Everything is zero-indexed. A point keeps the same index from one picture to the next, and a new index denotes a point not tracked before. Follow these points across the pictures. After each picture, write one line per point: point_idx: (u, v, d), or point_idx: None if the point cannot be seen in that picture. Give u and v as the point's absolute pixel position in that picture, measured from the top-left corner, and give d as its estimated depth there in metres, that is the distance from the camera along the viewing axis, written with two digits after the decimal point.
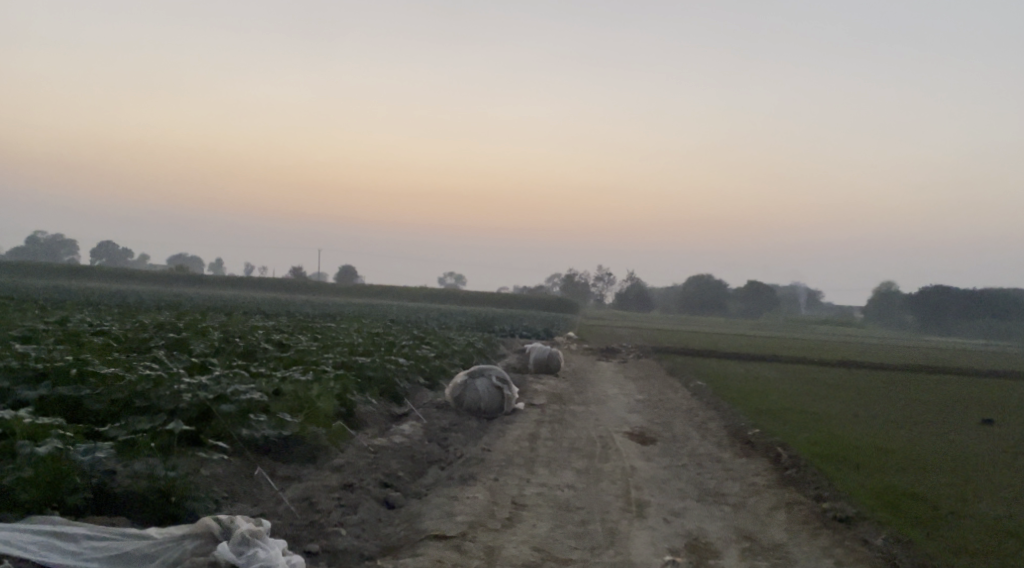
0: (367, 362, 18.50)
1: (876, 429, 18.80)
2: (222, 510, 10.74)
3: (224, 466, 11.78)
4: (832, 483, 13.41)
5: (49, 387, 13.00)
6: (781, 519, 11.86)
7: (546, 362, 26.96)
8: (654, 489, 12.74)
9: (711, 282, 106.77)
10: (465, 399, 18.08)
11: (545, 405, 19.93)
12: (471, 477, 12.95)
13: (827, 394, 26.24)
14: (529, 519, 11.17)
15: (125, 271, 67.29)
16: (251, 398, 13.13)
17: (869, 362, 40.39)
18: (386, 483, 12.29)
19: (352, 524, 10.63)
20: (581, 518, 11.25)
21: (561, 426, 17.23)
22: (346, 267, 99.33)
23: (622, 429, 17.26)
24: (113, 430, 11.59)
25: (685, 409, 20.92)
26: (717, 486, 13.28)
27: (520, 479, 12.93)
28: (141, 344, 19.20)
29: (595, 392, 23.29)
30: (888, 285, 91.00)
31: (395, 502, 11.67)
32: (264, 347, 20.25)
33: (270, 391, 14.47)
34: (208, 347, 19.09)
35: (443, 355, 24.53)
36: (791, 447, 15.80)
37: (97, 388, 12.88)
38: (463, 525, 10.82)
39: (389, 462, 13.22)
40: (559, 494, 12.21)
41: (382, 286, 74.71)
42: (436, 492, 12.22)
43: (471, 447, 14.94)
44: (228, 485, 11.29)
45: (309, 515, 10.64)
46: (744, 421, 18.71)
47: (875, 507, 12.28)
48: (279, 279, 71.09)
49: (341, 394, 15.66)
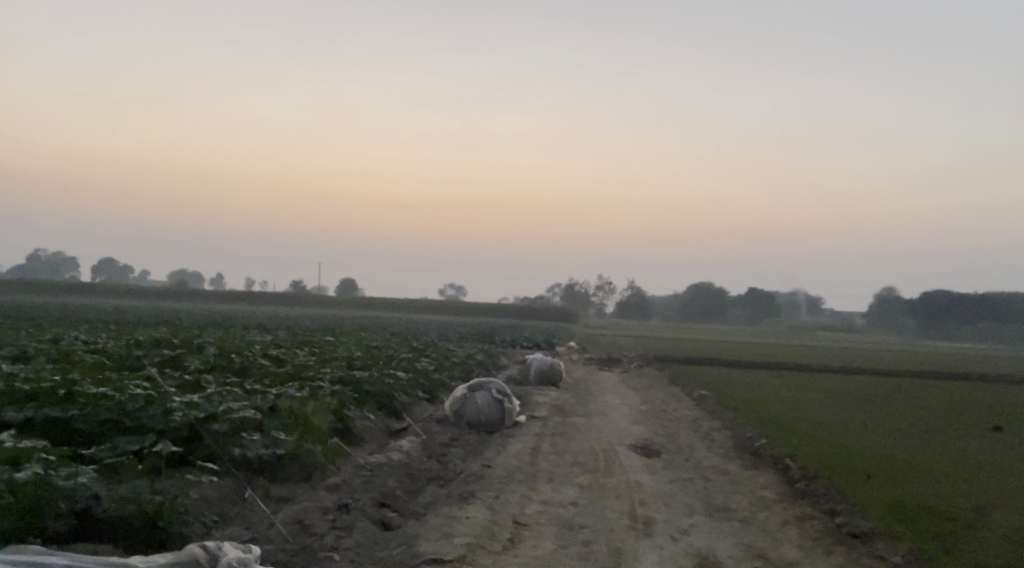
0: (593, 418, 24.34)
1: (1011, 464, 23.50)
2: (573, 557, 16.43)
3: (555, 531, 17.47)
4: (983, 527, 18.38)
5: (420, 451, 18.87)
6: (950, 556, 16.89)
7: (722, 394, 32.14)
8: (815, 532, 18.27)
9: (845, 289, 109.83)
10: (667, 441, 23.75)
11: (737, 447, 25.20)
12: (718, 528, 18.37)
13: (964, 416, 30.79)
14: (774, 564, 16.53)
15: (308, 298, 74.31)
16: (560, 469, 18.80)
17: (1001, 377, 44.50)
18: (665, 535, 17.81)
19: (659, 566, 16.21)
20: (809, 563, 16.54)
21: (760, 473, 22.51)
22: (492, 278, 105.97)
23: (807, 468, 22.45)
24: (484, 494, 17.43)
25: (849, 439, 25.92)
26: (896, 524, 18.36)
27: (754, 530, 18.28)
28: (424, 403, 25.09)
29: (768, 423, 28.44)
30: (1023, 289, 92.95)
31: (676, 547, 17.20)
32: (514, 406, 25.99)
33: (559, 459, 20.14)
34: (477, 405, 24.91)
35: (642, 399, 29.86)
36: (947, 490, 20.76)
37: (434, 459, 19.07)
38: (695, 560, 16.59)
39: (658, 518, 18.74)
40: (747, 538, 17.83)
41: (534, 307, 80.57)
42: (699, 539, 17.68)
43: (705, 498, 20.33)
44: (566, 543, 16.99)
45: (629, 562, 16.29)
46: (903, 458, 23.64)
47: (943, 537, 17.78)
48: (442, 303, 77.55)
49: (602, 456, 21.23)
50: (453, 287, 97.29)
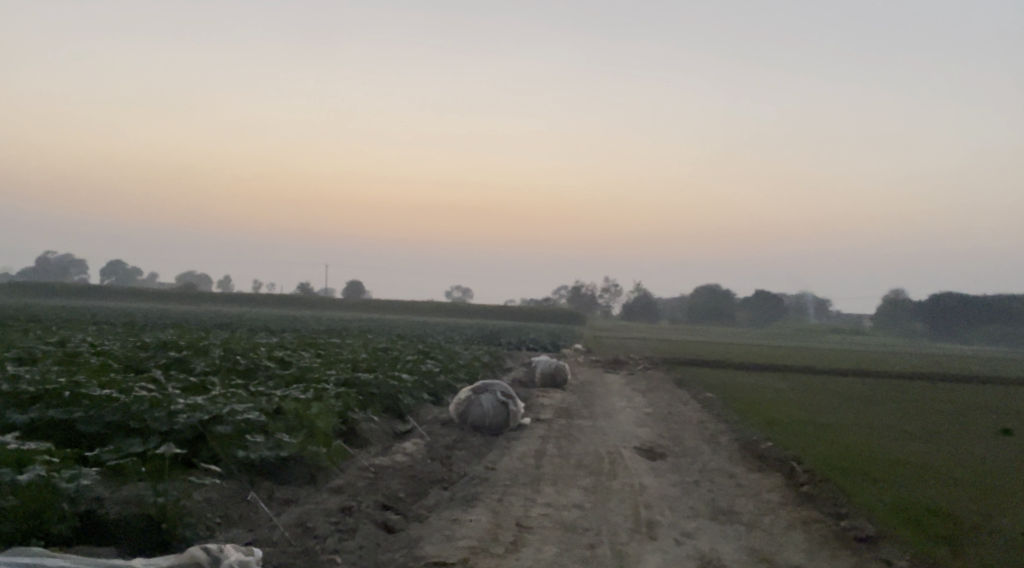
0: (370, 379, 18.08)
1: (891, 440, 18.30)
2: (215, 536, 10.35)
3: (216, 490, 11.37)
4: (852, 499, 12.94)
5: (40, 410, 12.60)
6: (799, 540, 11.38)
7: (552, 375, 26.54)
8: (664, 508, 12.30)
9: (720, 292, 106.67)
10: (470, 414, 17.61)
11: (551, 420, 19.49)
12: (474, 498, 12.51)
13: (841, 405, 25.71)
14: (535, 543, 10.72)
15: (131, 288, 66.78)
16: (248, 417, 12.75)
17: (881, 371, 39.98)
18: (386, 505, 11.86)
19: (348, 551, 10.24)
20: (589, 541, 10.80)
21: (567, 442, 16.81)
22: (353, 282, 99.25)
23: (631, 443, 16.84)
24: (104, 455, 11.27)
25: (695, 422, 20.46)
26: (730, 504, 12.82)
27: (524, 499, 12.48)
28: (140, 365, 18.78)
29: (602, 405, 22.86)
30: (897, 293, 90.61)
31: (394, 526, 11.24)
32: (267, 364, 19.83)
33: (269, 410, 14.07)
34: (209, 366, 18.67)
35: (449, 371, 24.02)
36: (806, 461, 15.34)
37: (92, 410, 12.50)
38: (465, 550, 10.40)
39: (390, 483, 12.77)
40: (567, 514, 11.76)
41: (387, 300, 74.29)
42: (438, 514, 11.78)
43: (476, 466, 14.48)
44: (223, 509, 10.91)
45: (305, 542, 10.28)
46: (757, 434, 18.25)
47: (808, 523, 12.08)
48: (285, 296, 70.71)
49: (342, 411, 15.22)
50: (308, 284, 90.58)
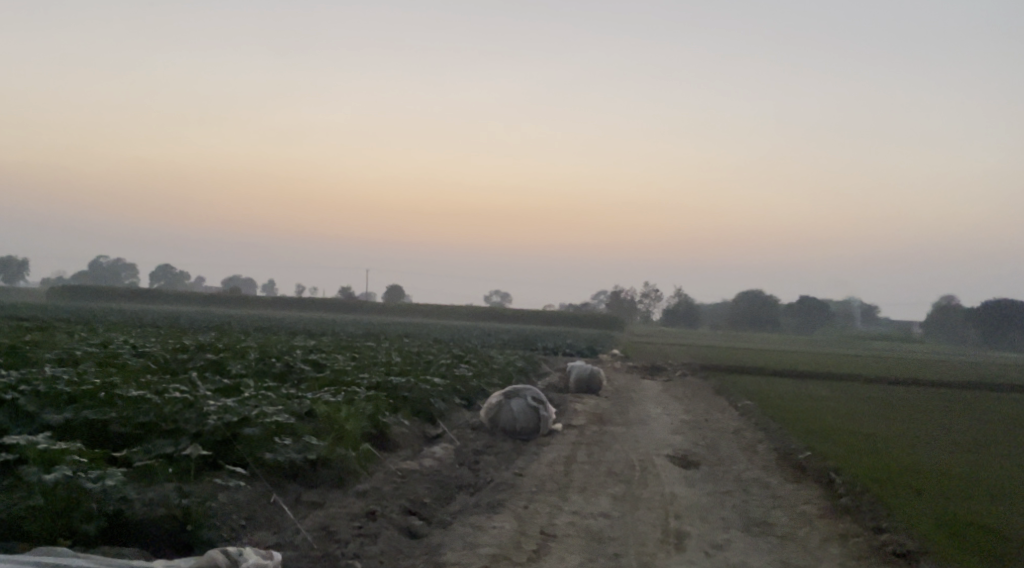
0: (402, 383, 17.99)
1: (935, 451, 17.87)
2: (239, 538, 10.29)
3: (243, 493, 11.32)
4: (892, 512, 12.62)
5: (75, 409, 12.66)
6: (833, 553, 11.12)
7: (587, 380, 26.32)
8: (695, 518, 12.06)
9: (763, 297, 105.52)
10: (501, 419, 17.47)
11: (584, 426, 19.29)
12: (500, 504, 12.38)
13: (884, 414, 25.19)
14: (559, 552, 10.54)
15: (176, 292, 67.47)
16: (277, 420, 12.73)
17: (928, 380, 39.17)
18: (411, 509, 11.75)
19: (370, 556, 10.16)
20: (614, 551, 10.61)
21: (598, 448, 16.63)
22: (395, 286, 99.73)
23: (664, 451, 16.61)
24: (134, 455, 11.27)
25: (732, 431, 20.15)
26: (763, 515, 12.56)
27: (551, 506, 12.32)
28: (177, 368, 18.84)
29: (638, 412, 22.60)
30: (947, 299, 88.96)
31: (418, 532, 11.14)
32: (302, 367, 19.81)
33: (299, 412, 14.02)
34: (244, 368, 18.71)
35: (483, 375, 23.87)
36: (845, 471, 15.04)
37: (124, 411, 12.51)
38: (488, 558, 10.26)
39: (416, 488, 12.68)
40: (593, 523, 11.56)
41: (427, 304, 74.38)
42: (462, 521, 11.65)
43: (504, 472, 14.33)
44: (248, 511, 10.86)
45: (326, 546, 10.23)
46: (795, 444, 17.93)
47: (847, 537, 11.76)
48: (327, 300, 71.07)
49: (372, 415, 15.14)
50: (350, 287, 91.25)
